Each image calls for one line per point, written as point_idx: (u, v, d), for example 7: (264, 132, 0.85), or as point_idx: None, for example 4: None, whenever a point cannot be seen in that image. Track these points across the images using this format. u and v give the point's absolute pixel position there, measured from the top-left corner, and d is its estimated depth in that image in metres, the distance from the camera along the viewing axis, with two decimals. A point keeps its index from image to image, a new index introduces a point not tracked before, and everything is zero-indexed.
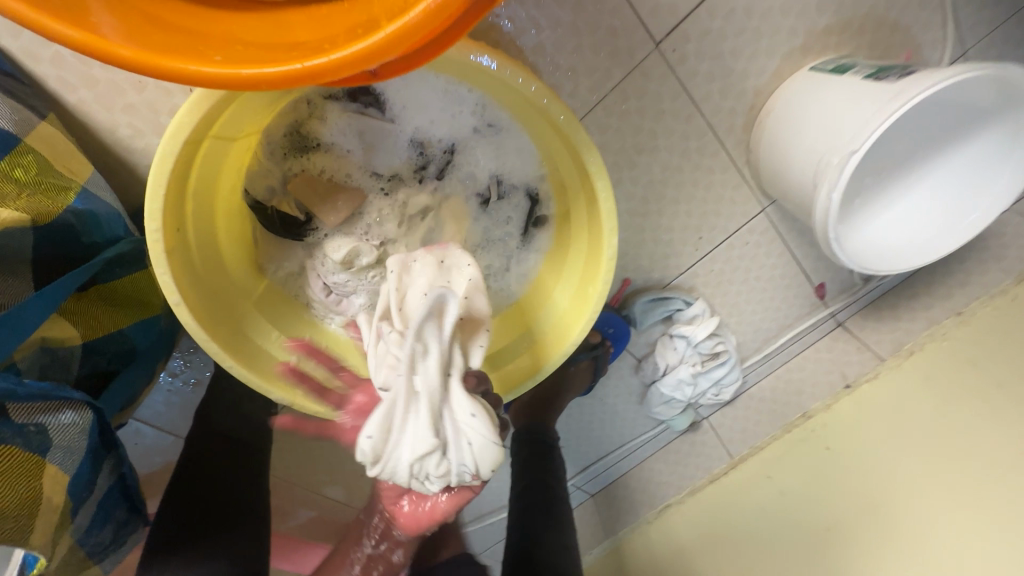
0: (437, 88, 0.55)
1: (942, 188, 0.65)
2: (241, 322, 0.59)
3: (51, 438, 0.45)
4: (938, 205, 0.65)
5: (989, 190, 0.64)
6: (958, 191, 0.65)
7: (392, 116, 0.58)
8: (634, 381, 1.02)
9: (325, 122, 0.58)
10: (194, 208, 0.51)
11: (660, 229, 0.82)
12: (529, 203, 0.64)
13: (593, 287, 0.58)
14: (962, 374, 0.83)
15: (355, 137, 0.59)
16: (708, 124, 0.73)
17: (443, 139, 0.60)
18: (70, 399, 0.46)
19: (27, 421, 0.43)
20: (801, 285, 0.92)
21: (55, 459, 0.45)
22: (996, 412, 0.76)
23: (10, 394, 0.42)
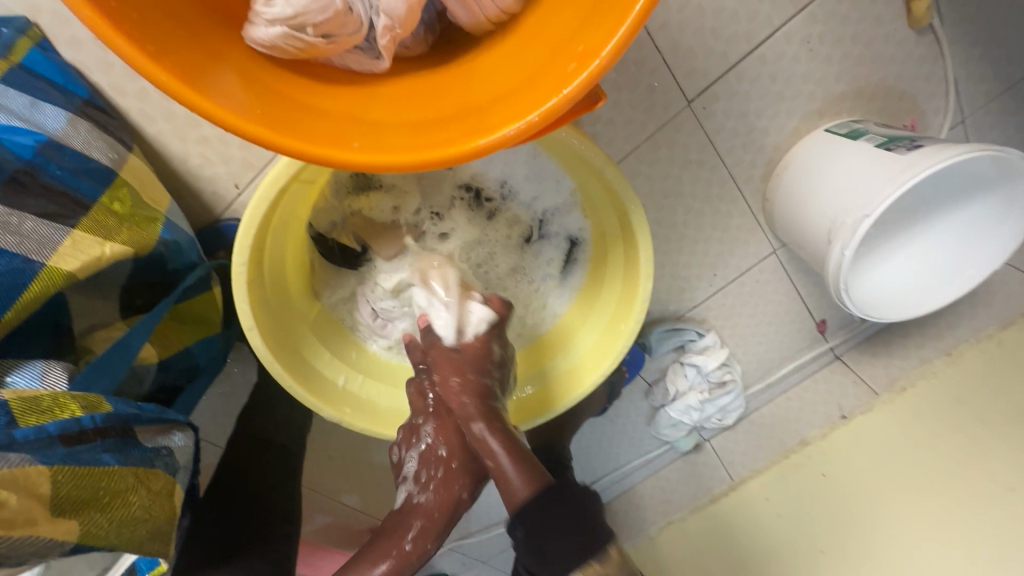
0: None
1: (952, 241, 0.70)
2: (299, 344, 0.64)
3: (175, 458, 0.51)
4: (939, 259, 0.71)
5: (983, 249, 0.69)
6: (957, 247, 0.70)
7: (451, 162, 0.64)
8: (644, 404, 1.07)
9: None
10: (273, 241, 0.56)
11: (679, 265, 0.88)
12: (568, 246, 0.70)
13: (626, 323, 0.64)
14: (950, 411, 0.90)
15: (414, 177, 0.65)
16: (730, 173, 0.79)
17: (495, 183, 0.66)
18: (176, 422, 0.52)
19: (156, 444, 0.50)
20: (803, 320, 0.99)
21: (180, 477, 0.52)
22: (981, 450, 0.83)
23: (135, 417, 0.48)
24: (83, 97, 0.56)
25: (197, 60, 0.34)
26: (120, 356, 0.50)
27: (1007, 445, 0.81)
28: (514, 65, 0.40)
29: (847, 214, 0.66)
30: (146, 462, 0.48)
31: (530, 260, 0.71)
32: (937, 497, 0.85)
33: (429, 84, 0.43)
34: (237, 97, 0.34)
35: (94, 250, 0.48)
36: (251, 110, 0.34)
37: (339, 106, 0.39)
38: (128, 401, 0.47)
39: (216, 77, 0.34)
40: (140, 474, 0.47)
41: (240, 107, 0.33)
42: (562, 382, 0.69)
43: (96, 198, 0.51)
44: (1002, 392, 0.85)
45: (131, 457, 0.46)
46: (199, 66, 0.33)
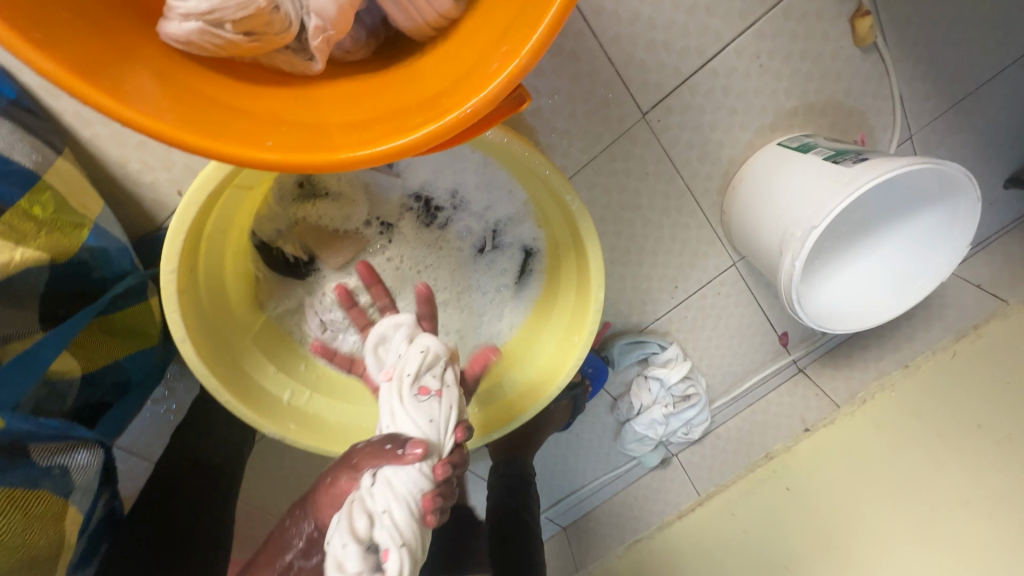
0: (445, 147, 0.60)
1: (897, 254, 0.71)
2: (239, 358, 0.61)
3: (71, 478, 0.47)
4: (886, 274, 0.72)
5: (932, 264, 0.70)
6: (904, 262, 0.71)
7: (399, 171, 0.63)
8: (610, 419, 1.06)
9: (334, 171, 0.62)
10: (206, 249, 0.54)
11: (640, 277, 0.88)
12: (523, 256, 0.69)
13: (579, 336, 0.62)
14: (906, 421, 0.90)
15: (361, 185, 0.63)
16: (687, 186, 0.79)
17: (446, 192, 0.65)
18: (83, 440, 0.49)
19: (50, 463, 0.45)
20: (765, 333, 0.99)
21: (74, 498, 0.48)
22: (936, 462, 0.83)
23: (31, 433, 0.44)
24: (9, 97, 0.54)
25: (101, 56, 0.32)
26: (28, 368, 0.45)
27: (960, 457, 0.81)
28: (447, 68, 0.39)
29: (796, 224, 0.67)
30: (33, 483, 0.43)
31: (485, 272, 0.70)
32: (896, 509, 0.84)
33: (363, 86, 0.42)
34: (145, 94, 0.32)
35: (2, 255, 0.45)
36: (159, 108, 0.32)
37: (262, 107, 0.37)
38: (25, 416, 0.44)
39: (122, 73, 0.32)
40: (19, 498, 0.41)
41: (146, 106, 0.31)
42: (517, 396, 0.68)
43: (12, 202, 0.48)
44: (955, 402, 0.86)
45: (14, 479, 0.41)
46: (100, 62, 0.31)
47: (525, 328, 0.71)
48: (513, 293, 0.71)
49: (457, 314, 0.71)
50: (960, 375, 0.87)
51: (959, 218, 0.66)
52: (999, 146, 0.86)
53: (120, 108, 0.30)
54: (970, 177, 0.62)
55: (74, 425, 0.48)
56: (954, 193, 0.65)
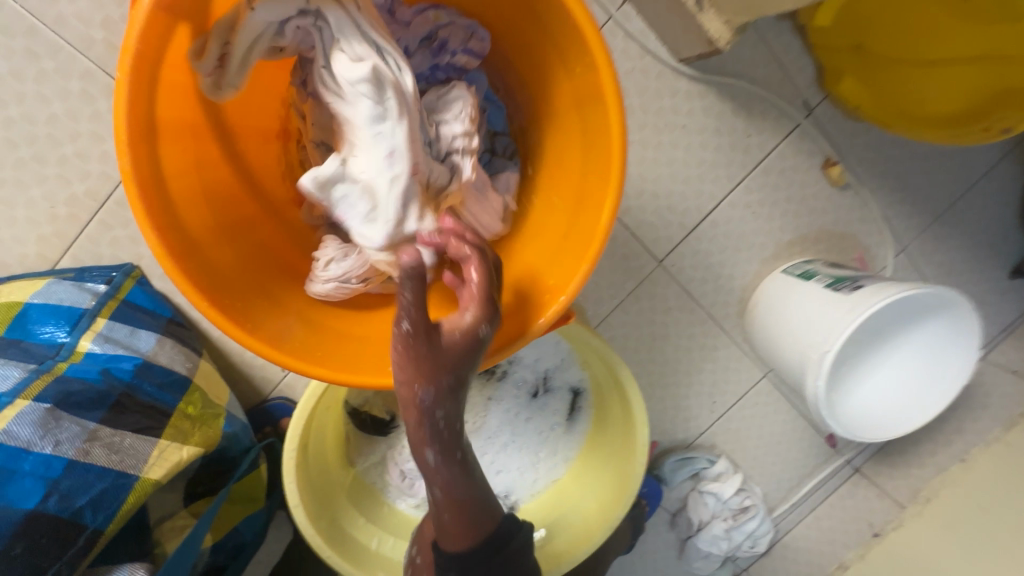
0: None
1: (918, 356, 0.78)
2: (336, 512, 0.70)
3: None
4: (911, 375, 0.78)
5: (951, 363, 0.76)
6: (925, 362, 0.78)
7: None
8: (671, 536, 1.06)
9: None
10: (317, 419, 0.67)
11: (679, 396, 0.95)
12: (573, 396, 0.78)
13: (632, 466, 0.70)
14: (976, 522, 0.89)
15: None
16: (708, 313, 0.90)
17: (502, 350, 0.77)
18: None
19: None
20: (812, 436, 1.02)
21: None
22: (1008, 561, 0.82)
23: None
24: (168, 317, 0.71)
25: (273, 317, 0.45)
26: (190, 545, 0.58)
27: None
28: (506, 283, 0.53)
29: (812, 348, 0.75)
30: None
31: (541, 412, 0.79)
32: None
33: (440, 295, 0.56)
34: (301, 340, 0.45)
35: (174, 455, 0.58)
36: (312, 350, 0.45)
37: (375, 329, 0.51)
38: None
39: (285, 326, 0.46)
40: None
41: (305, 352, 0.44)
42: (582, 526, 0.73)
43: (174, 406, 0.62)
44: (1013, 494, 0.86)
45: None
46: (272, 323, 0.45)
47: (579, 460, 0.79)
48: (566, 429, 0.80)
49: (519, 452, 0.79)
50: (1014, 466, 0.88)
51: (960, 321, 0.74)
52: (996, 244, 0.94)
53: (294, 362, 0.43)
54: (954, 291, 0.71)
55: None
56: (950, 301, 0.73)
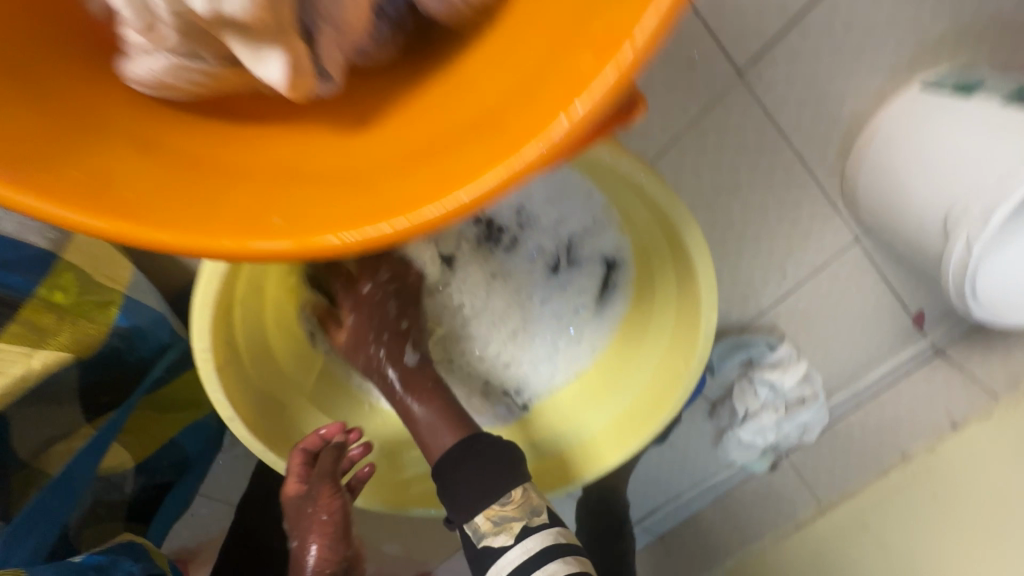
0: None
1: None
2: (291, 422, 0.54)
3: None
4: None
5: None
6: None
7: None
8: (708, 425, 0.94)
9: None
10: (242, 311, 0.46)
11: (739, 269, 0.74)
12: (605, 270, 0.57)
13: (686, 363, 0.51)
14: None
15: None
16: (797, 155, 0.64)
17: (510, 209, 0.56)
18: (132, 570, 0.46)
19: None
20: (897, 315, 0.82)
21: None
22: None
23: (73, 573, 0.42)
24: None
25: (41, 130, 0.23)
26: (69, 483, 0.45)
27: None
28: (510, 58, 0.27)
29: (971, 195, 0.53)
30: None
31: (560, 294, 0.59)
32: None
33: (397, 94, 0.31)
34: (102, 173, 0.23)
35: (18, 367, 0.41)
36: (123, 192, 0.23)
37: (264, 161, 0.27)
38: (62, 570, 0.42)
39: (70, 147, 0.23)
40: None
41: (104, 194, 0.23)
42: (610, 434, 0.57)
43: (31, 293, 0.43)
44: None
45: None
46: (36, 140, 0.23)
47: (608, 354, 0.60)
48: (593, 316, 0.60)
49: (532, 344, 0.60)
50: None
51: None
52: None
53: (75, 214, 0.22)
54: None
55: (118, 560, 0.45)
56: None
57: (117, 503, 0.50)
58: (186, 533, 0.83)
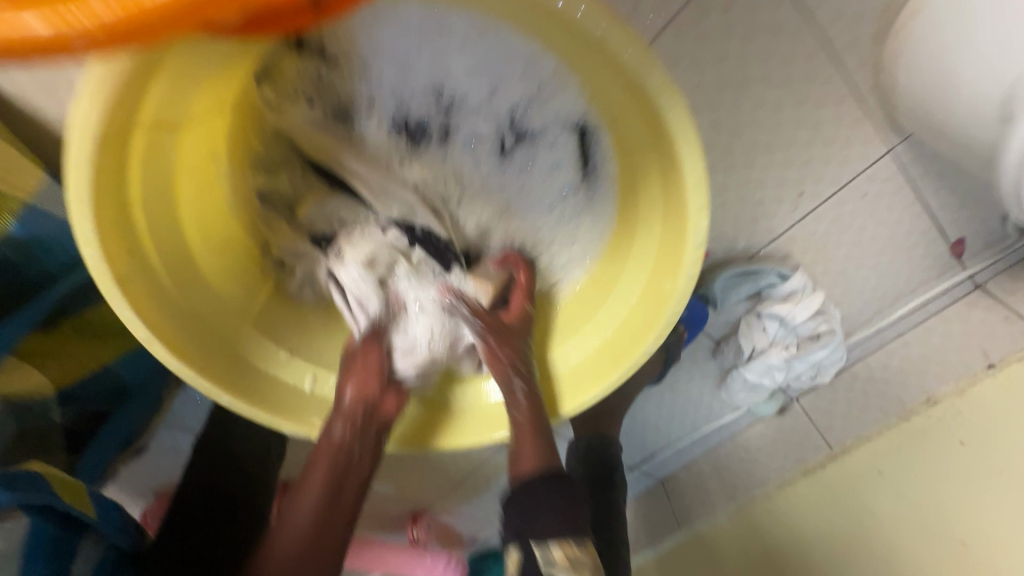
0: (414, 19, 0.44)
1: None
2: (240, 347, 0.49)
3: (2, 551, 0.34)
4: None
5: None
6: None
7: (366, 82, 0.50)
8: (712, 365, 0.87)
9: (293, 89, 0.49)
10: (150, 219, 0.40)
11: (750, 186, 0.64)
12: (576, 140, 0.48)
13: (674, 282, 0.44)
14: None
15: (329, 96, 0.51)
16: (823, 38, 0.53)
17: (427, 91, 0.50)
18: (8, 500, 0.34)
19: None
20: (931, 242, 0.72)
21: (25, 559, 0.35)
22: None
23: None
24: None
25: None
26: None
27: None
28: None
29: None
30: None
31: (530, 176, 0.53)
32: None
33: None
34: None
35: None
36: None
37: None
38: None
39: None
40: None
41: None
42: (587, 364, 0.51)
43: None
44: None
45: None
46: None
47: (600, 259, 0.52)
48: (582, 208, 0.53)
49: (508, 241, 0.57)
50: None
51: None
52: None
53: None
54: None
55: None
56: None
57: (48, 433, 0.45)
58: (170, 467, 0.82)
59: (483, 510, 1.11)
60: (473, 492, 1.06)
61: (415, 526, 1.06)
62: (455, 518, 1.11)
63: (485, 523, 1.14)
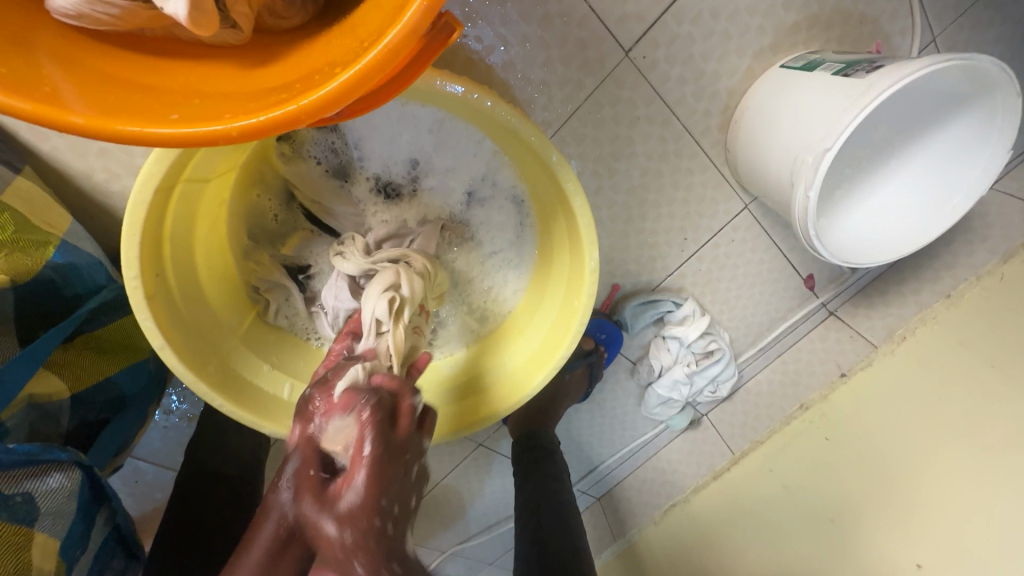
0: (392, 112, 0.57)
1: (931, 170, 0.67)
2: (229, 361, 0.58)
3: (37, 506, 0.42)
4: (885, 219, 0.68)
5: (915, 230, 0.68)
6: (900, 217, 0.68)
7: (359, 151, 0.61)
8: (632, 384, 1.02)
9: (302, 146, 0.61)
10: (173, 250, 0.51)
11: (645, 232, 0.82)
12: (514, 208, 0.64)
13: (578, 299, 0.59)
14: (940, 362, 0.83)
15: (331, 153, 0.62)
16: (684, 127, 0.73)
17: (404, 165, 0.62)
18: (58, 462, 0.45)
19: (15, 491, 0.41)
20: (789, 277, 0.92)
21: (44, 525, 0.43)
22: (939, 378, 0.82)
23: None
24: None
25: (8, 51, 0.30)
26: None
27: (970, 381, 0.78)
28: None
29: (807, 149, 0.60)
30: None
31: (480, 229, 0.67)
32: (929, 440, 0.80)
33: (298, 41, 0.37)
34: (53, 84, 0.30)
35: None
36: (75, 95, 0.30)
37: (177, 82, 0.34)
38: None
39: (29, 67, 0.30)
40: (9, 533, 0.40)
41: (60, 98, 0.30)
42: (497, 391, 0.64)
43: None
44: (996, 328, 0.78)
45: None
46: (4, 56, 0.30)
47: (532, 288, 0.67)
48: (514, 246, 0.67)
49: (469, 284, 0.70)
50: (997, 311, 0.79)
51: (913, 182, 0.68)
52: None
53: (16, 107, 0.28)
54: (921, 120, 0.66)
55: (48, 448, 0.44)
56: (917, 153, 0.67)
57: (53, 434, 0.52)
58: (132, 502, 0.85)
59: (442, 538, 1.17)
60: (425, 517, 1.12)
61: None
62: (415, 550, 1.17)
63: (437, 552, 1.19)
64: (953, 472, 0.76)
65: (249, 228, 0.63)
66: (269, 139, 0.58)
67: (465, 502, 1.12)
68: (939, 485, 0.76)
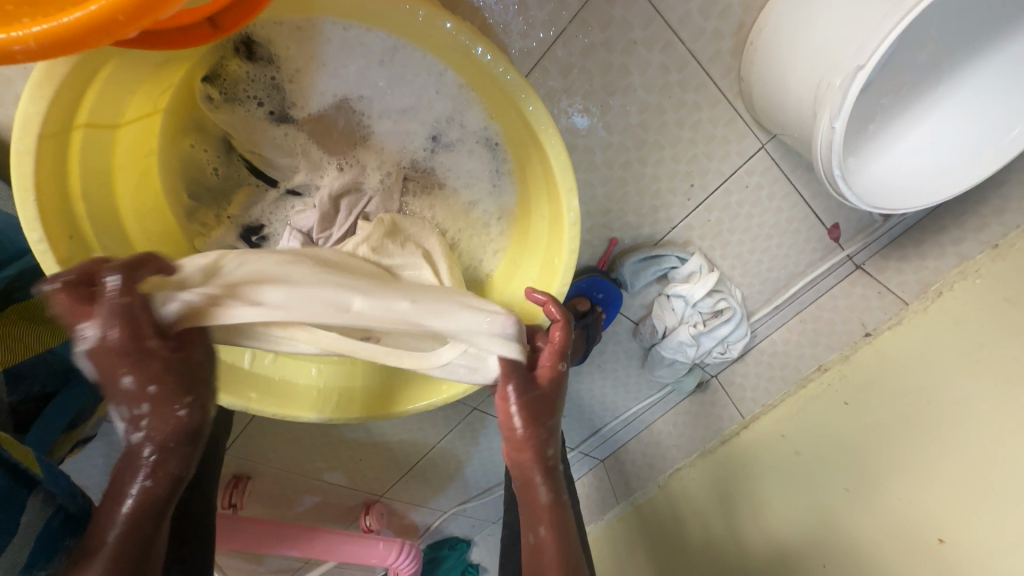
0: (334, 37, 0.48)
1: (966, 115, 0.57)
2: None
3: None
4: (913, 168, 0.58)
5: (946, 183, 0.58)
6: (930, 168, 0.58)
7: (306, 88, 0.53)
8: (634, 346, 0.95)
9: (235, 85, 0.52)
10: (88, 207, 0.44)
11: (646, 179, 0.73)
12: (487, 152, 0.55)
13: (559, 256, 0.52)
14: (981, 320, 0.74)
15: (273, 92, 0.54)
16: (690, 52, 0.62)
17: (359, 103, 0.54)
18: None
19: None
20: (810, 228, 0.82)
21: None
22: (974, 340, 0.74)
23: None
24: None
25: None
26: None
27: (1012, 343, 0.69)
28: None
29: (833, 70, 0.50)
30: None
31: (450, 178, 0.59)
32: (960, 408, 0.72)
33: None
34: None
35: None
36: None
37: None
38: None
39: None
40: None
41: None
42: None
43: None
44: None
45: None
46: None
47: (512, 245, 0.59)
48: (490, 196, 0.59)
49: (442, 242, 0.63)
50: None
51: (946, 127, 0.58)
52: None
53: None
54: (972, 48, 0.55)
55: None
56: (953, 90, 0.57)
57: None
58: None
59: (444, 499, 1.17)
60: (423, 480, 1.10)
61: (368, 514, 1.09)
62: (416, 510, 1.17)
63: (438, 511, 1.19)
64: (986, 442, 0.68)
65: (186, 181, 0.56)
66: (191, 77, 0.50)
67: (463, 464, 1.10)
68: (967, 456, 0.69)
